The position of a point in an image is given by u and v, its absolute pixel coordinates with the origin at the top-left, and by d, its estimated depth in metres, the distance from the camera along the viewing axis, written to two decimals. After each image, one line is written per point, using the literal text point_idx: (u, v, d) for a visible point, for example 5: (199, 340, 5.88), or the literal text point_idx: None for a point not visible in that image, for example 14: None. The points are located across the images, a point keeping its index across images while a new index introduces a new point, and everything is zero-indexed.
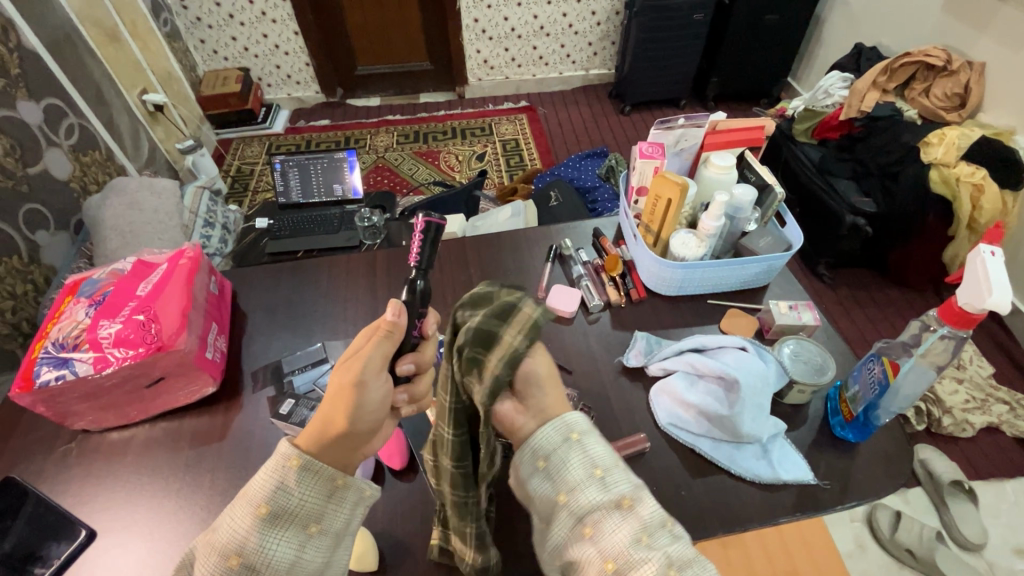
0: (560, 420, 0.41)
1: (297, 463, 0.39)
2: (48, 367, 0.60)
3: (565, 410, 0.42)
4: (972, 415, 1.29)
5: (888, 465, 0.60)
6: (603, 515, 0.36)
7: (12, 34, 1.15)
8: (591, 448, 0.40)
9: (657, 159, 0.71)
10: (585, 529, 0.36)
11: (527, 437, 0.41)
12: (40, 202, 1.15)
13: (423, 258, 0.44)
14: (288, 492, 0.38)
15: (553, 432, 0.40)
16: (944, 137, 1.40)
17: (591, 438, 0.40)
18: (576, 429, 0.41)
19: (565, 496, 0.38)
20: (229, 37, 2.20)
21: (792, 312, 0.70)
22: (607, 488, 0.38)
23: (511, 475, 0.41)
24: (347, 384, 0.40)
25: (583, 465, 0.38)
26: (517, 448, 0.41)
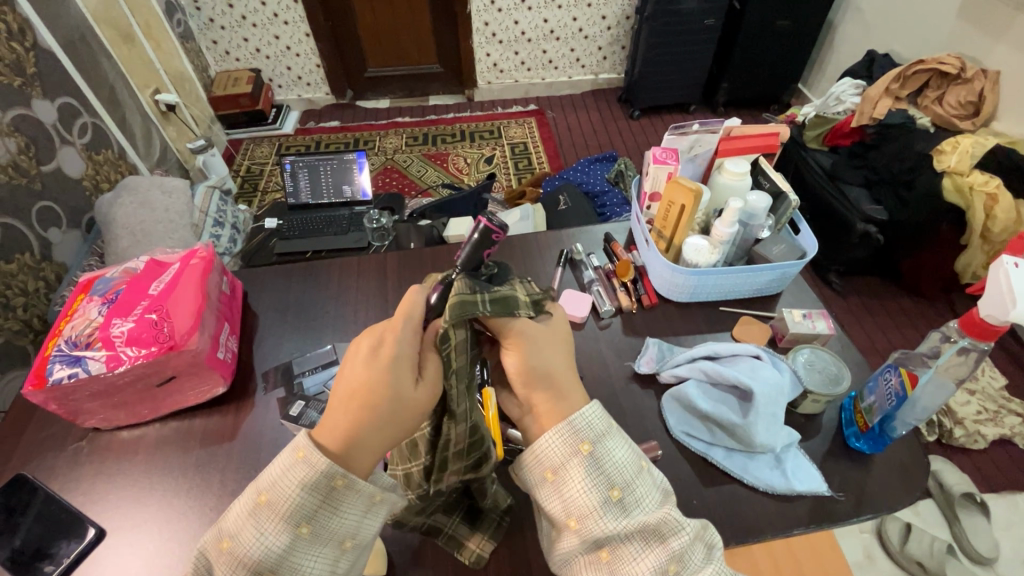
0: (568, 434, 0.42)
1: (342, 482, 0.39)
2: (62, 365, 0.60)
3: (573, 415, 0.43)
4: (984, 427, 1.27)
5: (904, 478, 0.59)
6: (619, 540, 0.41)
7: (28, 34, 1.16)
8: (601, 463, 0.42)
9: (671, 164, 0.70)
10: (602, 551, 0.42)
11: (534, 448, 0.43)
12: (53, 200, 1.16)
13: (466, 261, 0.45)
14: (331, 512, 0.39)
15: (563, 448, 0.42)
16: (957, 145, 1.39)
17: (601, 451, 0.43)
18: (586, 442, 0.42)
19: (577, 520, 0.42)
20: (241, 38, 2.22)
21: (805, 320, 0.69)
22: (622, 510, 0.42)
23: (519, 476, 0.45)
24: (376, 370, 0.39)
25: (600, 488, 0.42)
26: (526, 456, 0.44)
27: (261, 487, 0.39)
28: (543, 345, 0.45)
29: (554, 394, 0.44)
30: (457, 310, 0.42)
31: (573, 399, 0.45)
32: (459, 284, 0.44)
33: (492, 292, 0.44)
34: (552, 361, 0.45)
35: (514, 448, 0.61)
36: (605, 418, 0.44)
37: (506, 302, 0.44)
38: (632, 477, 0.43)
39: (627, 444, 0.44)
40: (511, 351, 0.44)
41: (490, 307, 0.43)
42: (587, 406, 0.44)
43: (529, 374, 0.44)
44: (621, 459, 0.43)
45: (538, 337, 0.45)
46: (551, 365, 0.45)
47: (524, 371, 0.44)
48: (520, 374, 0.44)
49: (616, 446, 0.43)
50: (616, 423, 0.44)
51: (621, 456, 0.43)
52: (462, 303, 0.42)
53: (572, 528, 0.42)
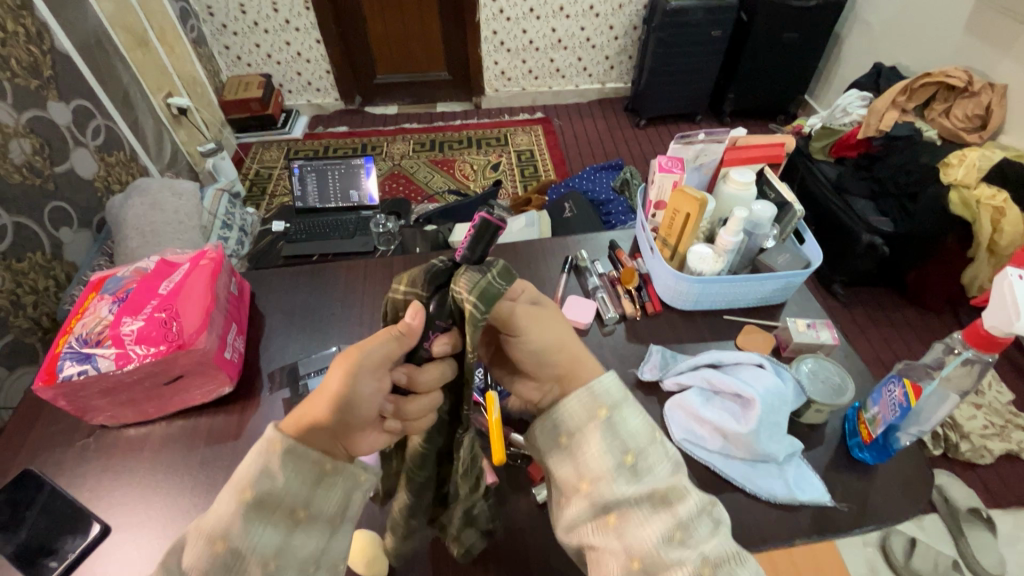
0: (586, 398, 0.44)
1: (330, 468, 0.41)
2: (72, 362, 0.61)
3: (593, 382, 0.45)
4: (991, 442, 1.26)
5: (908, 489, 0.58)
6: (629, 504, 0.41)
7: (45, 38, 1.19)
8: (616, 429, 0.43)
9: (676, 173, 0.71)
10: (610, 516, 0.41)
11: (552, 412, 0.44)
12: (65, 200, 1.17)
13: (470, 254, 0.42)
14: (323, 494, 0.41)
15: (579, 412, 0.44)
16: (964, 158, 1.38)
17: (618, 417, 0.43)
18: (604, 407, 0.43)
19: (587, 482, 0.42)
20: (253, 44, 2.25)
21: (810, 330, 0.69)
22: (634, 475, 0.42)
23: (533, 442, 0.46)
24: (346, 373, 0.40)
25: (612, 451, 0.42)
26: (541, 421, 0.45)
27: (241, 485, 0.39)
28: (546, 324, 0.46)
29: (566, 366, 0.45)
30: (482, 299, 0.40)
31: (589, 369, 0.46)
32: (466, 275, 0.41)
33: (497, 268, 0.42)
34: (554, 339, 0.45)
35: (515, 451, 0.61)
36: (622, 389, 0.45)
37: (512, 275, 0.42)
38: (646, 445, 0.43)
39: (643, 415, 0.44)
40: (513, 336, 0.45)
41: (504, 286, 0.42)
42: (604, 375, 0.45)
43: (536, 355, 0.45)
44: (636, 427, 0.43)
45: (540, 319, 0.46)
46: (556, 342, 0.46)
47: (537, 353, 0.45)
48: (528, 358, 0.45)
49: (632, 415, 0.44)
50: (633, 394, 0.45)
51: (636, 425, 0.44)
52: (484, 291, 0.40)
53: (582, 491, 0.42)
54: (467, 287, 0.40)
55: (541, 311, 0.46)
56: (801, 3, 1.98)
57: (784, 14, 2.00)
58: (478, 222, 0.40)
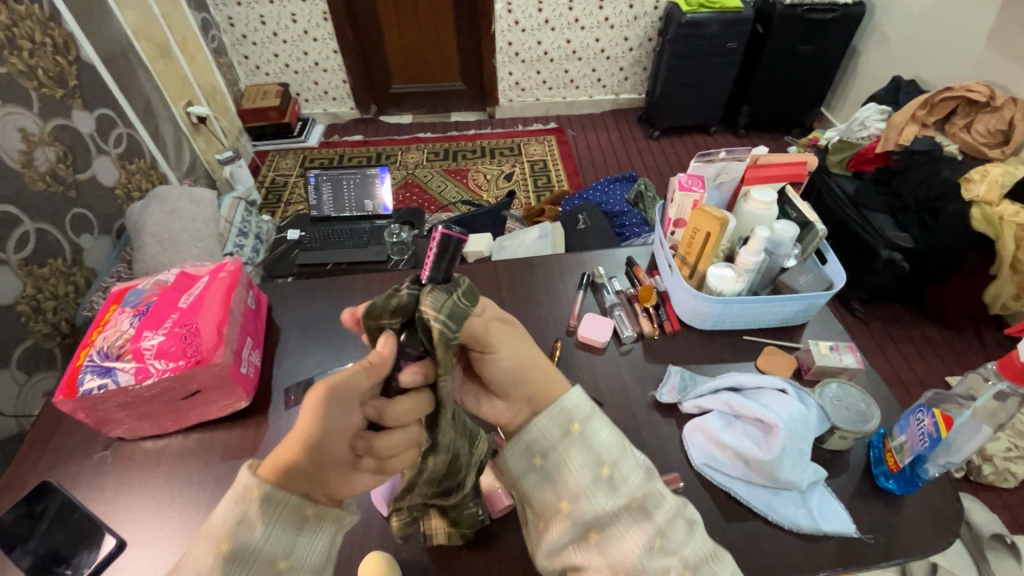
0: (558, 415, 0.45)
1: (312, 512, 0.41)
2: (92, 376, 0.62)
3: (561, 399, 0.45)
4: (1015, 465, 1.23)
5: (936, 521, 0.57)
6: (608, 517, 0.43)
7: (72, 49, 1.21)
8: (588, 443, 0.44)
9: (696, 191, 0.70)
10: (591, 533, 0.44)
11: (524, 435, 0.45)
12: (87, 208, 1.19)
13: (435, 274, 0.41)
14: (302, 541, 0.41)
15: (551, 431, 0.45)
16: (986, 174, 1.34)
17: (589, 431, 0.45)
18: (574, 423, 0.45)
19: (567, 504, 0.44)
20: (271, 53, 2.28)
21: (832, 353, 0.68)
22: (612, 488, 0.44)
23: (504, 465, 0.46)
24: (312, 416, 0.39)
25: (590, 467, 0.44)
26: (513, 445, 0.45)
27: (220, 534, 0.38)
28: (513, 347, 0.45)
29: (540, 393, 0.45)
30: (452, 317, 0.40)
31: (556, 386, 0.46)
32: (431, 295, 0.40)
33: (461, 287, 0.42)
34: (523, 360, 0.45)
35: None
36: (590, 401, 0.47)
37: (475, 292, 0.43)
38: (619, 456, 0.45)
39: (613, 426, 0.46)
40: (484, 354, 0.44)
41: (469, 304, 0.42)
42: (573, 390, 0.46)
43: (510, 376, 0.45)
44: (607, 439, 0.45)
45: (508, 338, 0.45)
46: (527, 366, 0.46)
47: (505, 381, 0.45)
48: (498, 382, 0.45)
49: (603, 427, 0.46)
50: (601, 405, 0.47)
51: (608, 437, 0.45)
52: (453, 310, 0.40)
53: (563, 510, 0.44)
54: (435, 309, 0.40)
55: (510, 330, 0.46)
56: (818, 16, 1.97)
57: (801, 26, 1.99)
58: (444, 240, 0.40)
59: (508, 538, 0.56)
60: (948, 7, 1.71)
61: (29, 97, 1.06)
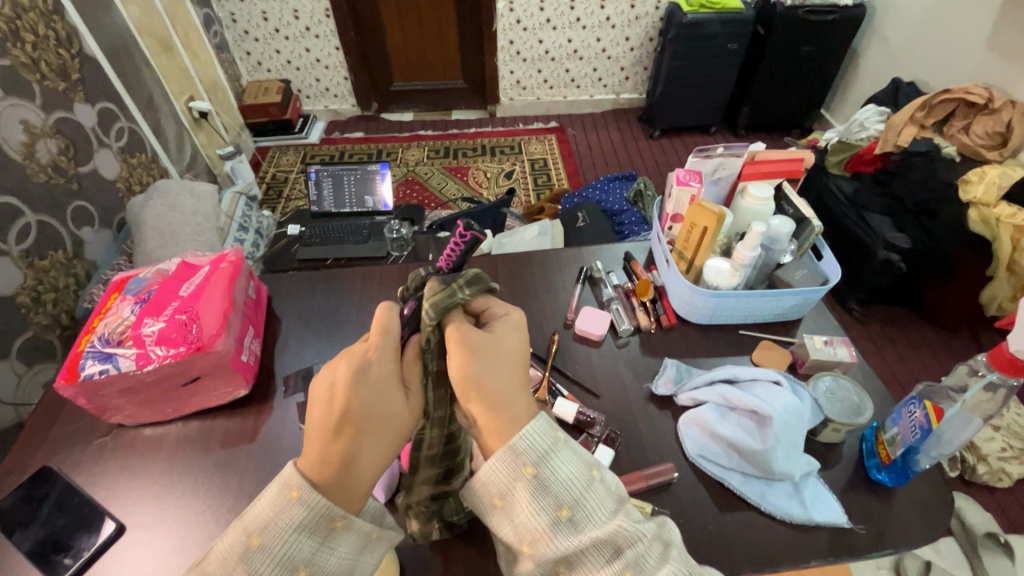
0: (511, 457, 0.40)
1: (340, 523, 0.39)
2: (94, 361, 0.62)
3: (516, 437, 0.40)
4: (1010, 465, 1.24)
5: (928, 514, 0.57)
6: (574, 555, 0.40)
7: (75, 42, 1.22)
8: (547, 483, 0.40)
9: (693, 186, 0.71)
10: (560, 566, 0.41)
11: (479, 476, 0.41)
12: (88, 200, 1.20)
13: (451, 263, 0.45)
14: (326, 552, 0.39)
15: (505, 473, 0.40)
16: (984, 175, 1.35)
17: (547, 470, 0.40)
18: (530, 464, 0.40)
19: (529, 546, 0.40)
20: (273, 50, 2.29)
21: (827, 347, 0.68)
22: (574, 527, 0.40)
23: (467, 499, 0.43)
24: (361, 391, 0.39)
25: (549, 508, 0.40)
26: (473, 483, 0.42)
27: (250, 528, 0.38)
28: (488, 356, 0.42)
29: (499, 405, 0.41)
30: (438, 308, 0.43)
31: (520, 416, 0.41)
32: (433, 283, 0.45)
33: (466, 277, 0.45)
34: (497, 373, 0.41)
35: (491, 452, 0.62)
36: (551, 431, 0.42)
37: (479, 283, 0.46)
38: (580, 491, 0.41)
39: (573, 455, 0.42)
40: (455, 354, 0.42)
41: (468, 293, 0.45)
42: (532, 421, 0.41)
43: (466, 381, 0.41)
44: (568, 475, 0.41)
45: (485, 345, 0.42)
46: (491, 376, 0.41)
47: (463, 380, 0.41)
48: (457, 381, 0.41)
49: (562, 462, 0.41)
50: (560, 436, 0.42)
51: (568, 472, 0.41)
52: (439, 302, 0.43)
53: (526, 552, 0.41)
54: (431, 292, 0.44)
55: (490, 338, 0.43)
56: (818, 17, 1.97)
57: (802, 27, 2.00)
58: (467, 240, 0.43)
59: None
60: (948, 10, 1.71)
61: (31, 90, 1.06)
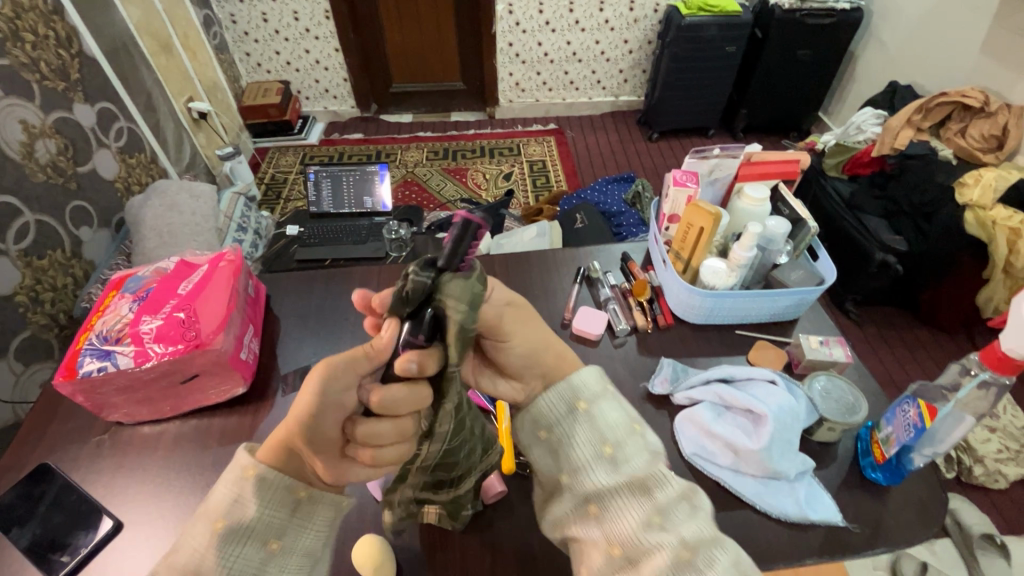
0: (566, 391, 0.47)
1: (253, 473, 0.42)
2: (92, 359, 0.62)
3: (573, 377, 0.47)
4: (1006, 466, 1.24)
5: (921, 512, 0.58)
6: (609, 493, 0.44)
7: (74, 42, 1.22)
8: (596, 421, 0.46)
9: (690, 187, 0.72)
10: (591, 505, 0.44)
11: (531, 409, 0.47)
12: (87, 200, 1.20)
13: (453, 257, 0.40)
14: (245, 505, 0.41)
15: (559, 406, 0.46)
16: (980, 179, 1.37)
17: (597, 410, 0.46)
18: (582, 400, 0.46)
19: (568, 476, 0.45)
20: (273, 51, 2.30)
21: (822, 347, 0.69)
22: (614, 466, 0.44)
23: (517, 437, 0.49)
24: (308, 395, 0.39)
25: (593, 443, 0.45)
26: (522, 417, 0.47)
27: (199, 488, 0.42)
28: (518, 334, 0.47)
29: (542, 376, 0.47)
30: (471, 300, 0.41)
31: (567, 370, 0.48)
32: (454, 284, 0.40)
33: (476, 273, 0.41)
34: (535, 338, 0.48)
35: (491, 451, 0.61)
36: (601, 383, 0.48)
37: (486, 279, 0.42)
38: (624, 435, 0.45)
39: (621, 408, 0.47)
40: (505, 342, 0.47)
41: (483, 291, 0.42)
42: (585, 371, 0.48)
43: (527, 358, 0.47)
44: (615, 420, 0.46)
45: (517, 324, 0.47)
46: (534, 349, 0.47)
47: (511, 364, 0.47)
48: (508, 364, 0.47)
49: (610, 408, 0.46)
50: (611, 388, 0.48)
51: (614, 418, 0.46)
52: (474, 298, 0.41)
53: (564, 482, 0.45)
54: (455, 296, 0.40)
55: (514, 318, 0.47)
56: (816, 21, 1.98)
57: (799, 31, 2.01)
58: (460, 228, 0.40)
59: (500, 523, 0.57)
60: (944, 14, 1.73)
61: (30, 89, 1.06)
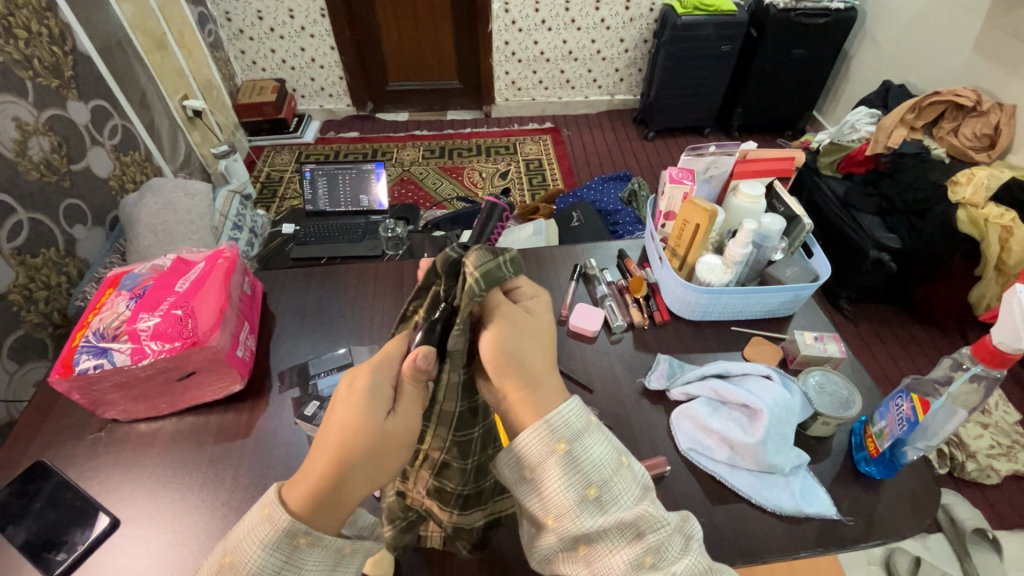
0: (545, 432, 0.42)
1: (304, 540, 0.39)
2: (88, 356, 0.62)
3: (551, 413, 0.42)
4: (998, 462, 1.26)
5: (914, 505, 0.58)
6: (596, 536, 0.42)
7: (68, 39, 1.21)
8: (578, 461, 0.42)
9: (687, 184, 0.72)
10: (579, 546, 0.43)
11: (511, 449, 0.43)
12: (81, 198, 1.19)
13: None
14: (294, 571, 0.39)
15: (538, 446, 0.42)
16: (973, 177, 1.37)
17: (579, 449, 0.42)
18: (563, 439, 0.42)
19: (553, 520, 0.42)
20: (268, 49, 2.29)
21: (817, 343, 0.69)
22: (600, 507, 0.42)
23: (497, 469, 0.45)
24: (353, 409, 0.39)
25: (578, 486, 0.42)
26: (505, 454, 0.44)
27: (226, 549, 0.40)
28: (520, 334, 0.45)
29: (529, 382, 0.44)
30: (485, 277, 0.42)
31: (551, 392, 0.44)
32: (477, 252, 0.43)
33: (508, 254, 0.45)
34: (529, 355, 0.44)
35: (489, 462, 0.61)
36: (584, 416, 0.44)
37: (520, 265, 0.46)
38: (610, 475, 0.43)
39: (605, 441, 0.44)
40: (489, 330, 0.44)
41: (510, 272, 0.45)
42: (567, 402, 0.44)
43: (509, 359, 0.43)
44: (599, 457, 0.43)
45: (519, 327, 0.45)
46: (525, 356, 0.44)
47: (497, 355, 0.43)
48: (491, 359, 0.43)
49: (594, 444, 0.43)
50: (594, 420, 0.44)
51: (599, 454, 0.43)
52: (489, 271, 0.43)
53: (549, 526, 0.43)
54: (472, 262, 0.43)
55: (523, 317, 0.46)
56: (811, 20, 2.00)
57: (795, 30, 2.02)
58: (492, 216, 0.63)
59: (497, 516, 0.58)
60: (937, 14, 1.74)
61: (24, 87, 1.06)
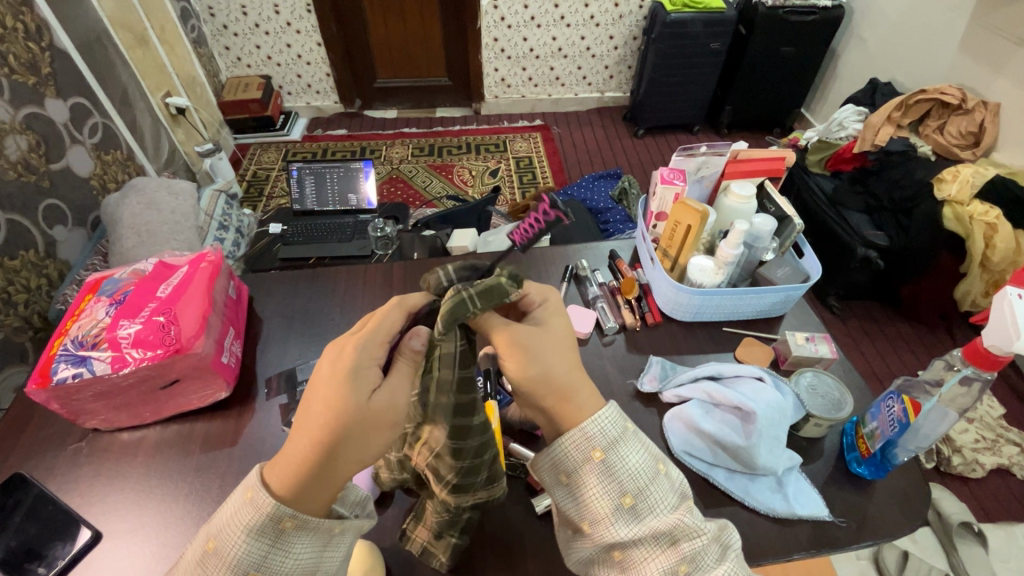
0: (580, 439, 0.42)
1: (291, 523, 0.38)
2: (67, 365, 0.60)
3: (587, 421, 0.42)
4: (983, 456, 1.28)
5: (906, 505, 0.59)
6: (630, 543, 0.42)
7: (45, 34, 1.18)
8: (614, 469, 0.42)
9: (677, 185, 0.71)
10: (615, 552, 0.42)
11: (548, 452, 0.44)
12: (60, 198, 1.16)
13: (528, 240, 0.47)
14: (281, 554, 0.39)
15: (574, 453, 0.42)
16: (958, 174, 1.38)
17: (615, 457, 0.42)
18: (599, 447, 0.42)
19: (589, 525, 0.43)
20: (253, 45, 2.25)
21: (808, 344, 0.69)
22: (635, 515, 0.42)
23: (536, 474, 0.46)
24: (333, 391, 0.38)
25: (614, 494, 0.42)
26: (540, 458, 0.44)
27: (212, 533, 0.39)
28: (540, 352, 0.43)
29: (562, 395, 0.43)
30: (449, 315, 0.42)
31: (588, 399, 0.43)
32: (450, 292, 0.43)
33: (476, 285, 0.42)
34: (557, 367, 0.43)
35: (518, 462, 0.60)
36: (620, 424, 0.43)
37: (493, 297, 0.42)
38: (647, 483, 0.42)
39: (642, 449, 0.43)
40: (511, 359, 0.42)
41: (479, 307, 0.42)
42: (602, 410, 0.43)
43: (536, 378, 0.42)
44: (635, 465, 0.42)
45: (535, 343, 0.43)
46: (551, 371, 0.42)
47: (520, 380, 0.42)
48: (522, 383, 0.42)
49: (630, 452, 0.42)
50: (632, 427, 0.43)
51: (636, 463, 0.42)
52: (452, 310, 0.42)
53: (586, 531, 0.43)
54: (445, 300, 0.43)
55: (537, 331, 0.44)
56: (799, 18, 2.00)
57: (783, 28, 2.03)
58: (549, 218, 0.46)
59: (490, 523, 0.57)
60: (923, 12, 1.75)
61: None
